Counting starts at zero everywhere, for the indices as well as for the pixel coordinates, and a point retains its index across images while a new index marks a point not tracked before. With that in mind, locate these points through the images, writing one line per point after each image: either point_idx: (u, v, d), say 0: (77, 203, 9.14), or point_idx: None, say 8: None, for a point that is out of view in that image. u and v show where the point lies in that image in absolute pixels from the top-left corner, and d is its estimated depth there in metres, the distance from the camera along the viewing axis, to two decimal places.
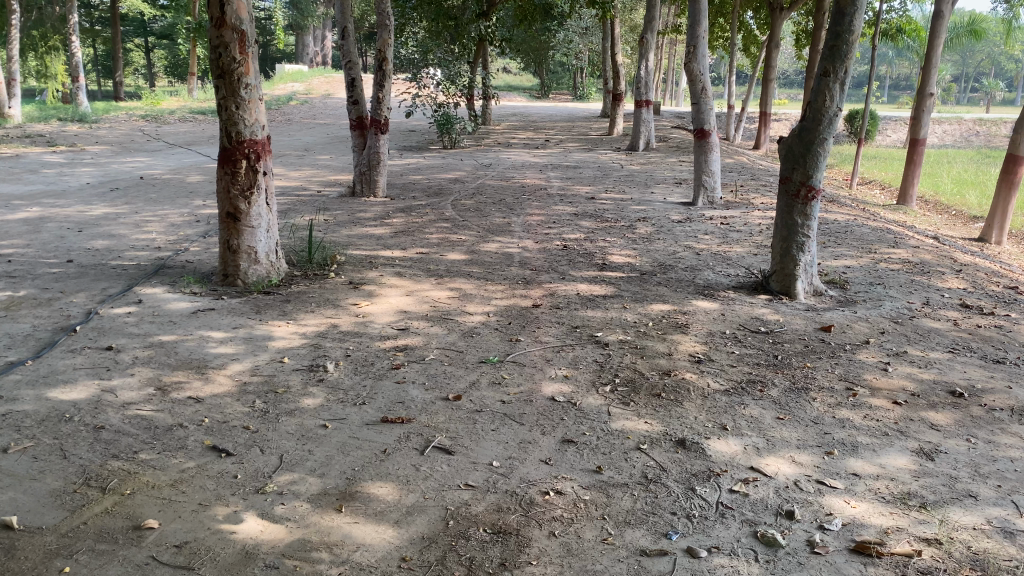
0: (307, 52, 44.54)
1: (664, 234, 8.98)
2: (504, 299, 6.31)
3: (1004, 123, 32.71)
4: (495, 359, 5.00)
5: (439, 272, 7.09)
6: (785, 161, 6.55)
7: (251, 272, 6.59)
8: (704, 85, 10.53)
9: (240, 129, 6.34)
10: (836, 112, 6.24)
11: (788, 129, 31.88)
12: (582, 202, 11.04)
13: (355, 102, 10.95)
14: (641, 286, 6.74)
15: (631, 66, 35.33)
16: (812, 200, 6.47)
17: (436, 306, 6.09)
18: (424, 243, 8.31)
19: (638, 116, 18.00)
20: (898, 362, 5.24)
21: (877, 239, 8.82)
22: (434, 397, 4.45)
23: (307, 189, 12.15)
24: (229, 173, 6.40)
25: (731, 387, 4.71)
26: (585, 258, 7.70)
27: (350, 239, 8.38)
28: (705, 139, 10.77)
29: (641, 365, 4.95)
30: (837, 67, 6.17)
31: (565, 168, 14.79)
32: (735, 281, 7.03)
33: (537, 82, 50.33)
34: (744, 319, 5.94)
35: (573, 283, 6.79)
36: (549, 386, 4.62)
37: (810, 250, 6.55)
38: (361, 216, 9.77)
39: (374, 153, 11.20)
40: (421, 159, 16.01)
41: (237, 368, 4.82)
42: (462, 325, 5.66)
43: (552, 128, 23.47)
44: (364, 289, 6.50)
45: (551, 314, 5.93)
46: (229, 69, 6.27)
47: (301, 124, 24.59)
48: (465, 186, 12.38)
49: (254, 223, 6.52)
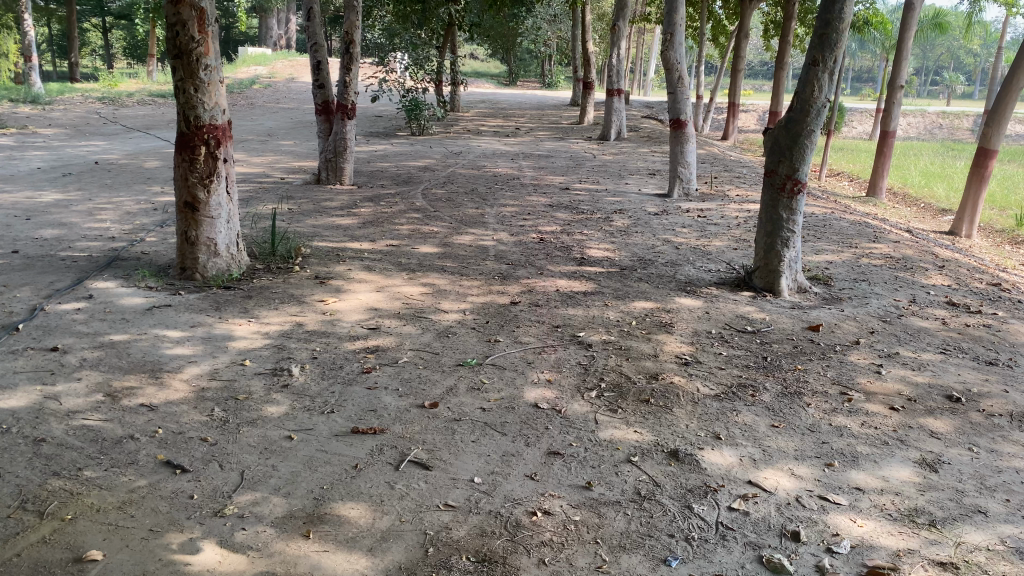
0: (272, 35, 43.45)
1: (641, 227, 8.74)
2: (480, 295, 6.02)
3: (966, 117, 33.12)
4: (472, 362, 4.70)
5: (411, 266, 6.77)
6: (770, 153, 6.32)
7: (210, 266, 6.21)
8: (680, 74, 10.31)
9: (199, 113, 5.94)
10: (825, 103, 6.03)
11: (756, 120, 31.93)
12: (555, 192, 10.77)
13: (320, 86, 10.56)
14: (621, 282, 6.49)
15: (600, 55, 35.12)
16: (798, 194, 6.26)
17: (409, 303, 5.78)
18: (395, 234, 7.98)
19: (610, 105, 17.77)
20: (891, 365, 5.04)
21: (857, 233, 8.67)
22: (409, 404, 4.15)
23: (271, 176, 11.73)
24: (187, 160, 6.01)
25: (723, 392, 4.47)
26: (562, 252, 7.43)
27: (316, 230, 8.01)
28: (681, 130, 10.55)
29: (627, 369, 4.69)
30: (827, 57, 5.96)
31: (536, 157, 14.51)
32: (716, 277, 6.81)
33: (506, 69, 49.89)
34: (730, 317, 5.71)
35: (551, 279, 6.51)
36: (531, 392, 4.34)
37: (795, 245, 6.34)
38: (328, 205, 9.39)
39: (340, 139, 10.83)
40: (389, 146, 15.61)
41: (195, 372, 4.47)
42: (437, 324, 5.36)
43: (521, 116, 23.15)
44: (332, 284, 6.16)
45: (529, 312, 5.65)
46: (187, 48, 5.86)
47: (264, 109, 24.01)
48: (435, 174, 12.04)
49: (213, 214, 6.16)
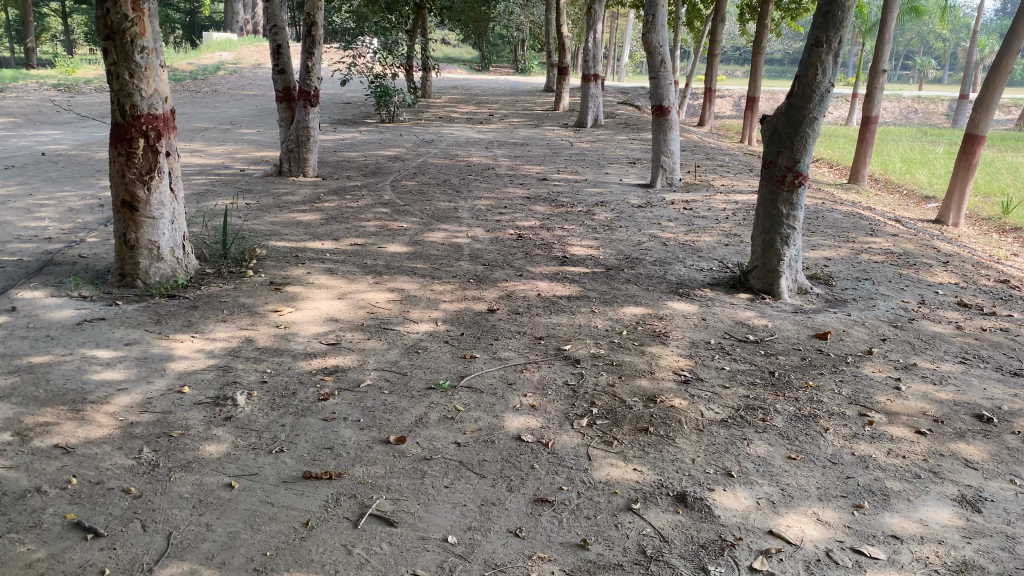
0: (238, 20, 42.18)
1: (625, 221, 8.22)
2: (453, 302, 5.45)
3: (941, 101, 32.96)
4: (445, 384, 4.14)
5: (377, 268, 6.18)
6: (769, 144, 5.80)
7: (153, 271, 5.58)
8: (663, 58, 9.77)
9: (136, 102, 5.29)
10: (828, 88, 5.52)
11: (730, 105, 31.59)
12: (532, 183, 10.22)
13: (281, 71, 9.90)
14: (607, 284, 5.95)
15: (574, 39, 34.51)
16: (799, 187, 5.74)
17: (374, 313, 5.19)
18: (360, 232, 7.38)
19: (587, 91, 17.19)
20: (910, 378, 4.55)
21: (852, 226, 8.20)
22: (371, 440, 3.59)
23: (230, 168, 11.04)
24: (124, 154, 5.36)
25: (729, 415, 3.95)
26: (542, 250, 6.88)
27: (274, 228, 7.40)
28: (663, 117, 10.04)
29: (620, 390, 4.14)
30: (831, 37, 5.44)
31: (511, 146, 13.92)
32: (710, 277, 6.29)
33: (478, 55, 49.03)
34: (730, 324, 5.18)
35: (531, 281, 5.96)
36: (512, 421, 3.79)
37: (795, 243, 5.84)
38: (289, 199, 8.76)
39: (303, 128, 10.15)
40: (357, 134, 14.93)
41: (123, 402, 3.86)
42: (405, 338, 4.78)
43: (495, 102, 22.55)
44: (288, 291, 5.56)
45: (508, 322, 5.09)
46: (119, 28, 5.19)
47: (228, 95, 23.19)
48: (406, 164, 11.43)
49: (155, 213, 5.53)
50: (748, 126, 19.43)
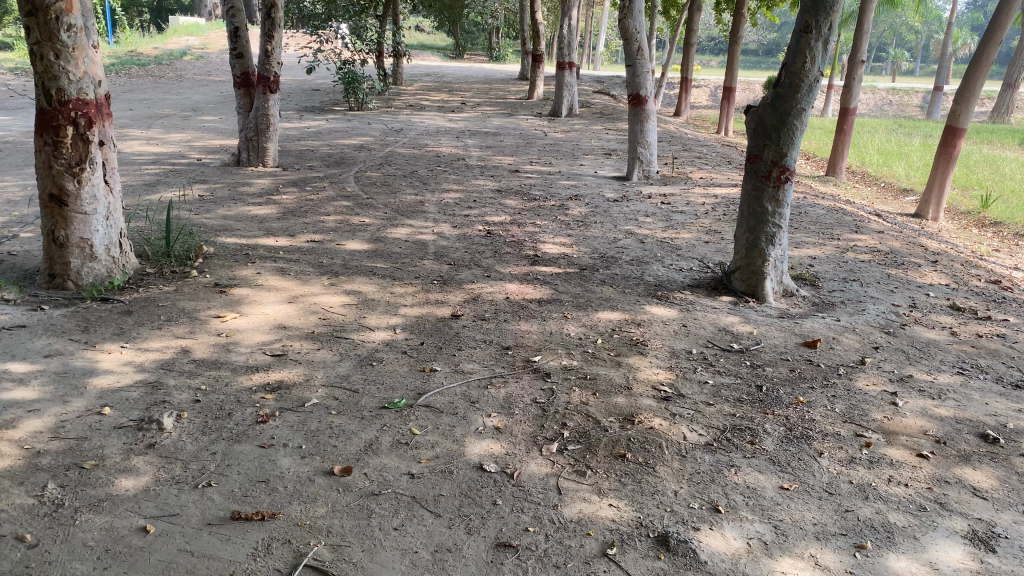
0: (206, 4, 41.09)
1: (600, 216, 7.85)
2: (414, 307, 5.03)
3: (915, 93, 32.89)
4: (400, 403, 3.71)
5: (334, 268, 5.74)
6: (753, 136, 5.43)
7: (86, 272, 5.09)
8: (640, 46, 9.39)
9: (62, 86, 4.79)
10: (818, 77, 5.16)
11: (706, 96, 31.33)
12: (503, 175, 9.80)
13: (238, 55, 9.39)
14: (580, 286, 5.56)
15: (549, 28, 34.02)
16: (785, 183, 5.37)
17: (326, 319, 4.76)
18: (318, 228, 6.93)
19: (561, 80, 16.75)
20: (906, 392, 4.20)
21: (836, 222, 7.88)
22: (312, 472, 3.16)
23: (186, 157, 10.50)
24: (50, 143, 4.85)
25: (713, 439, 3.57)
26: (512, 248, 6.47)
27: (226, 222, 6.93)
28: (640, 106, 9.67)
29: (594, 408, 3.75)
30: (821, 22, 5.06)
31: (483, 135, 13.47)
32: (690, 277, 5.92)
33: (452, 42, 48.29)
34: (713, 331, 4.81)
35: (499, 283, 5.55)
36: (473, 447, 3.38)
37: (781, 242, 5.49)
38: (245, 191, 8.27)
39: (261, 115, 9.62)
40: (324, 122, 14.40)
41: (32, 427, 3.39)
42: (359, 348, 4.36)
43: (468, 90, 22.08)
44: (234, 294, 5.11)
45: (473, 329, 4.68)
46: (42, 4, 4.66)
47: (193, 81, 22.47)
48: (372, 154, 10.97)
49: (87, 209, 5.04)
50: (725, 116, 19.09)
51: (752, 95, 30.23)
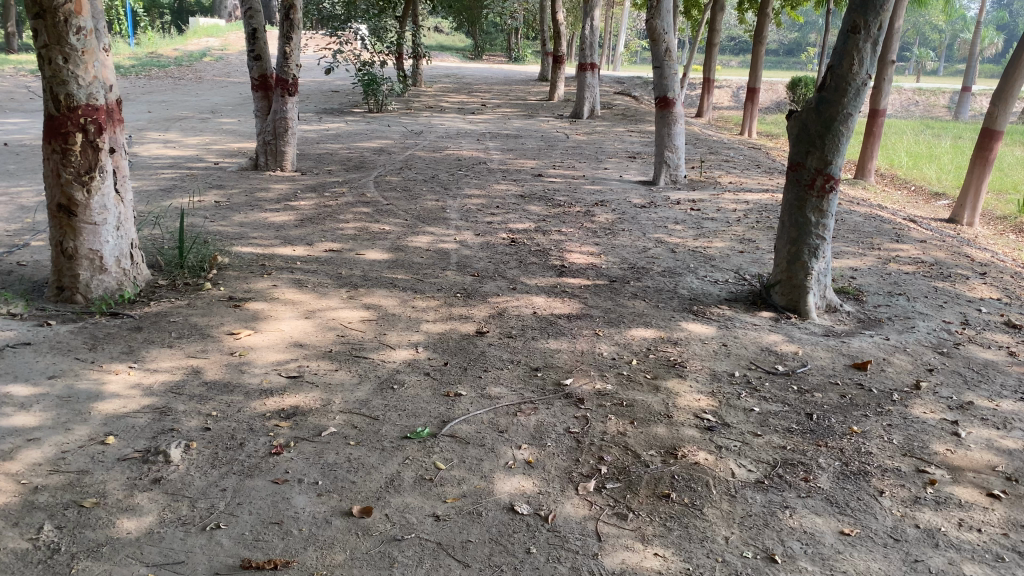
0: (226, 6, 41.13)
1: (628, 223, 7.57)
2: (436, 323, 4.77)
3: (942, 93, 32.24)
4: (424, 433, 3.46)
5: (353, 280, 5.49)
6: (796, 143, 5.13)
7: (95, 285, 4.87)
8: (668, 46, 9.11)
9: (71, 91, 4.56)
10: (866, 81, 4.85)
11: (729, 96, 30.93)
12: (526, 179, 9.53)
13: (256, 58, 9.18)
14: (611, 300, 5.28)
15: (569, 28, 33.74)
16: (830, 193, 5.07)
17: (345, 337, 4.51)
18: (337, 236, 6.70)
19: (583, 81, 16.47)
20: (968, 422, 3.89)
21: (875, 230, 7.54)
22: (329, 513, 2.91)
23: (203, 160, 10.33)
24: (58, 151, 4.63)
25: (764, 476, 3.29)
26: (538, 258, 6.21)
27: (242, 230, 6.70)
28: (668, 109, 9.39)
29: (633, 440, 3.47)
30: (871, 22, 4.76)
31: (504, 138, 13.22)
32: (726, 290, 5.63)
33: (470, 43, 48.11)
34: (755, 351, 4.52)
35: (526, 297, 5.28)
36: (503, 485, 3.11)
37: (825, 255, 5.19)
38: (262, 197, 8.06)
39: (280, 119, 9.40)
40: (342, 124, 14.20)
41: (31, 458, 3.16)
42: (379, 369, 4.10)
43: (488, 91, 21.83)
44: (249, 308, 4.87)
45: (499, 348, 4.41)
46: (50, 5, 4.44)
47: (212, 83, 22.39)
48: (392, 158, 10.74)
49: (96, 219, 4.82)
50: (749, 117, 18.71)
51: (775, 95, 29.79)
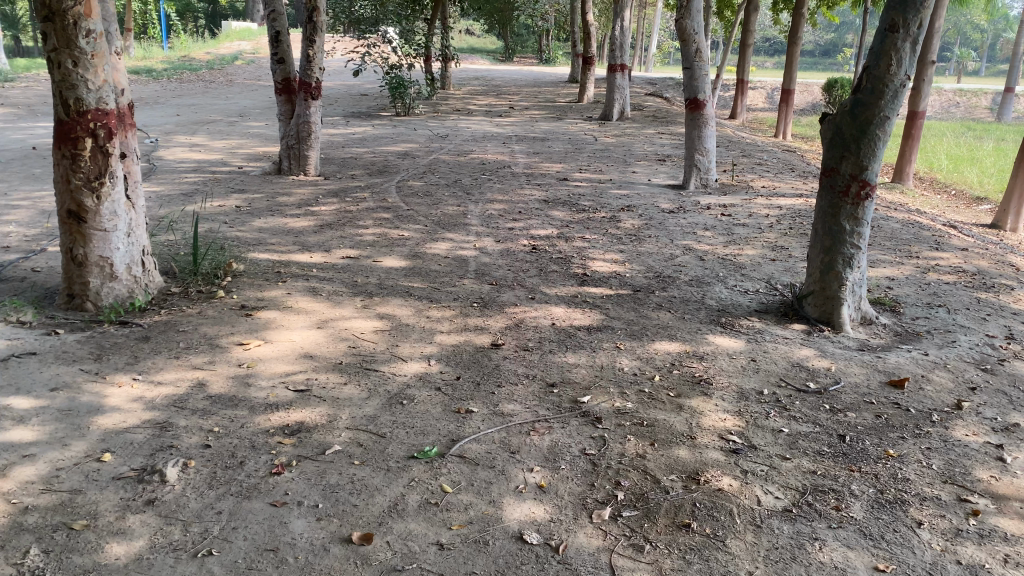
0: (259, 10, 41.46)
1: (655, 229, 7.36)
2: (450, 334, 4.61)
3: (984, 94, 31.40)
4: (431, 453, 3.29)
5: (369, 288, 5.36)
6: (829, 147, 4.90)
7: (105, 292, 4.79)
8: (698, 47, 8.89)
9: (81, 95, 4.48)
10: (905, 81, 4.61)
11: (763, 98, 30.47)
12: (551, 183, 9.36)
13: (280, 61, 9.11)
14: (634, 311, 5.08)
15: (601, 29, 33.48)
16: (865, 200, 4.84)
17: (356, 348, 4.37)
18: (356, 242, 6.58)
19: (613, 83, 16.25)
20: (1014, 446, 3.62)
21: (913, 238, 7.25)
22: (326, 540, 2.75)
23: (227, 164, 10.30)
24: (68, 156, 4.55)
25: (792, 504, 3.08)
26: (559, 266, 6.03)
27: (260, 236, 6.61)
28: (699, 111, 9.16)
29: (653, 463, 3.28)
30: (910, 20, 4.52)
31: (531, 141, 13.06)
32: (756, 301, 5.41)
33: (502, 45, 47.99)
34: (784, 367, 4.30)
35: (545, 307, 5.11)
36: (512, 511, 2.94)
37: (860, 265, 4.95)
38: (283, 202, 7.98)
39: (303, 123, 9.31)
40: (369, 128, 14.13)
41: (24, 476, 3.05)
42: (389, 382, 3.95)
43: (516, 94, 21.68)
44: (260, 317, 4.75)
45: (515, 361, 4.24)
46: (59, 8, 4.36)
47: (243, 86, 22.50)
48: (416, 162, 10.62)
49: (107, 225, 4.74)
50: (782, 119, 18.35)
51: (811, 97, 29.28)
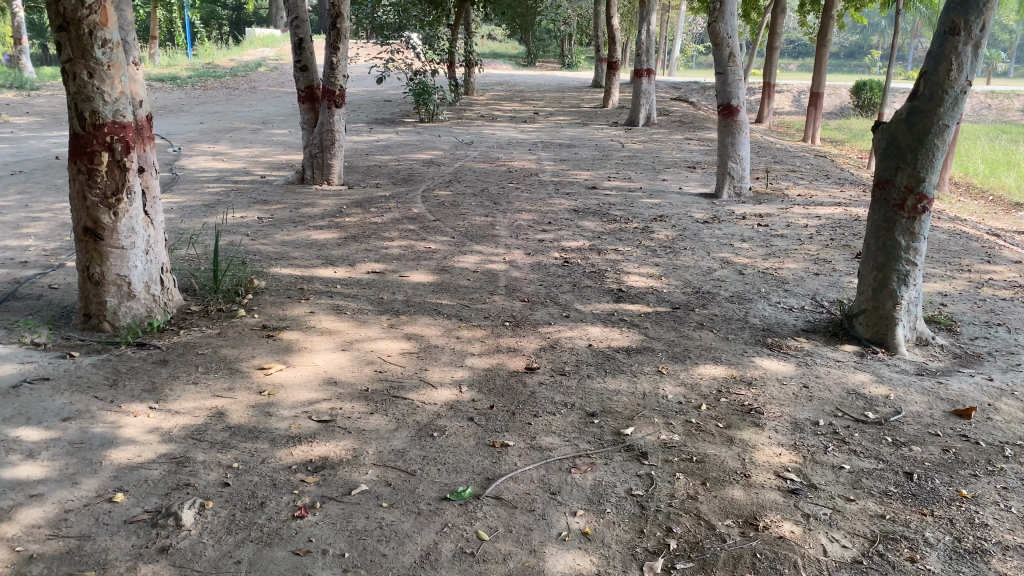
0: (283, 17, 41.55)
1: (690, 241, 7.08)
2: (482, 357, 4.37)
3: (1017, 96, 30.69)
4: (465, 493, 3.05)
5: (395, 306, 5.14)
6: (883, 157, 4.62)
7: (123, 312, 4.60)
8: (732, 51, 8.61)
9: (97, 107, 4.29)
10: (965, 88, 4.32)
11: (790, 101, 30.02)
12: (580, 192, 9.10)
13: (303, 68, 8.93)
14: (674, 331, 4.82)
15: (624, 34, 33.19)
16: (922, 214, 4.55)
17: (383, 373, 4.13)
18: (381, 255, 6.36)
19: (639, 87, 15.97)
20: None
21: (962, 249, 6.91)
22: None
23: (250, 173, 10.15)
24: (84, 171, 4.37)
25: (861, 554, 2.80)
26: (593, 281, 5.77)
27: (283, 250, 6.41)
28: (732, 117, 8.87)
29: (706, 506, 3.02)
30: (972, 23, 4.23)
31: (557, 147, 12.82)
32: (803, 319, 5.13)
33: (524, 49, 47.83)
34: (840, 395, 4.01)
35: (581, 326, 4.85)
36: (555, 563, 2.69)
37: (916, 282, 4.66)
38: (307, 212, 7.80)
39: (327, 131, 9.12)
40: (392, 134, 13.95)
41: (31, 519, 2.85)
42: (419, 411, 3.72)
43: (540, 99, 21.44)
44: (283, 339, 4.54)
45: (551, 387, 3.99)
46: (74, 17, 4.17)
47: (266, 93, 22.44)
48: (441, 170, 10.41)
49: (125, 243, 4.55)
50: (811, 123, 17.97)
51: (839, 100, 28.79)
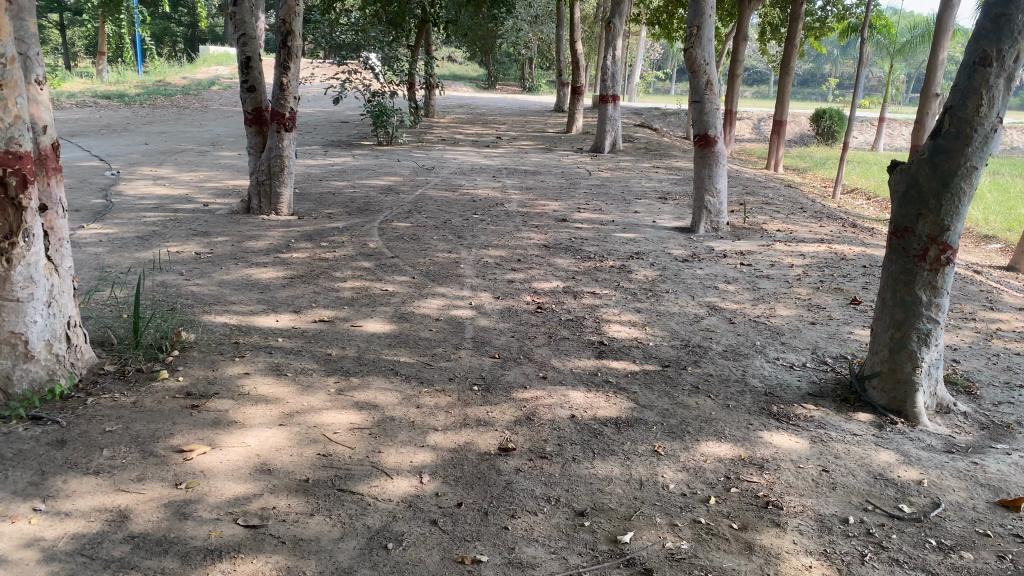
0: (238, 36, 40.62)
1: (671, 282, 6.53)
2: (447, 433, 3.71)
3: None
4: None
5: (345, 365, 4.46)
6: (900, 202, 4.09)
7: (19, 377, 3.81)
8: (709, 78, 8.15)
9: None
10: (996, 125, 3.81)
11: (751, 128, 29.97)
12: (550, 225, 8.52)
13: (250, 88, 8.25)
14: (667, 396, 4.21)
15: (586, 59, 32.92)
16: (945, 265, 4.02)
17: (329, 456, 3.45)
18: (331, 299, 5.68)
19: (605, 113, 15.50)
20: None
21: (960, 294, 6.47)
22: None
23: (192, 201, 9.39)
24: None
25: None
26: (570, 331, 5.16)
27: (220, 292, 5.69)
28: (709, 148, 8.38)
29: None
30: (1005, 52, 3.74)
31: (522, 174, 12.24)
32: (807, 380, 4.57)
33: (486, 72, 47.47)
34: (866, 482, 3.43)
35: (561, 390, 4.23)
36: None
37: (937, 343, 4.13)
38: (251, 247, 7.08)
39: (275, 157, 8.40)
40: (349, 158, 13.25)
41: None
42: (371, 511, 3.05)
43: (503, 123, 20.91)
44: (210, 410, 3.83)
45: (531, 474, 3.35)
46: None
47: (216, 112, 21.57)
48: (400, 198, 9.75)
49: (21, 293, 3.79)
50: (776, 151, 17.68)
51: (800, 128, 28.77)
